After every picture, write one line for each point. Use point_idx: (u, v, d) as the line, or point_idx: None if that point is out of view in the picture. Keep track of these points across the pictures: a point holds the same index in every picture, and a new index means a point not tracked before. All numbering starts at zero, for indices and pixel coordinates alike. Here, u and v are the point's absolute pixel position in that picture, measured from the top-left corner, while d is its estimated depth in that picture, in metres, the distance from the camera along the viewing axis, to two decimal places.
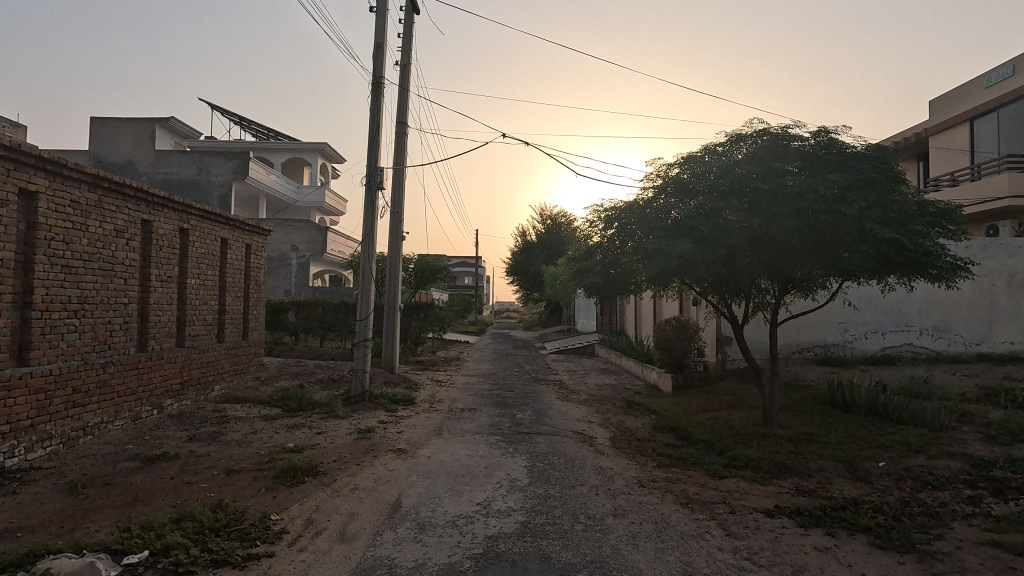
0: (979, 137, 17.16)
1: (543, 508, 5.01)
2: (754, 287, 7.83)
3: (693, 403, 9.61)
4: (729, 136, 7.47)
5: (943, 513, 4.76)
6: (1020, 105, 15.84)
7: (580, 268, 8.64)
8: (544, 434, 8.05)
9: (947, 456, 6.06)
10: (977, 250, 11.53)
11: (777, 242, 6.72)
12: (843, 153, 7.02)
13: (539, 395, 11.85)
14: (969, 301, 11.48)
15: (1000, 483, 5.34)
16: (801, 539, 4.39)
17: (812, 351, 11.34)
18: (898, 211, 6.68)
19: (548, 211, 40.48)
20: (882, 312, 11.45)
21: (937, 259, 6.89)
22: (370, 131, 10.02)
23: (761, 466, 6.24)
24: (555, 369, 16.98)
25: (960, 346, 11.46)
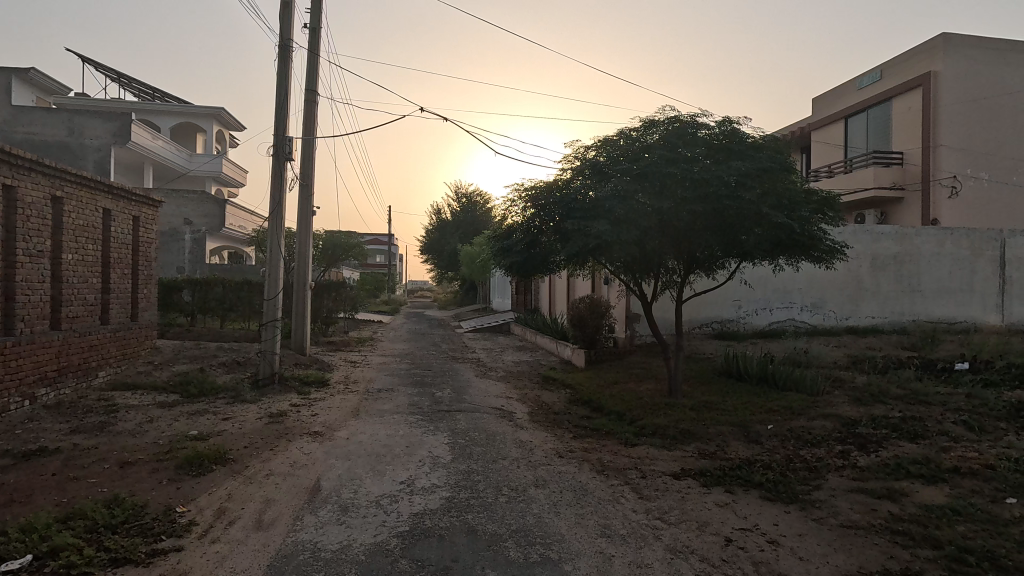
0: (852, 134, 19.11)
1: (467, 483, 5.08)
2: (663, 267, 8.30)
3: (605, 376, 10.12)
4: (643, 122, 7.77)
5: (820, 467, 5.40)
6: (885, 107, 17.85)
7: (500, 247, 8.71)
8: (464, 411, 8.14)
9: (823, 417, 6.85)
10: (848, 236, 12.96)
11: (684, 222, 7.17)
12: (745, 140, 7.49)
13: (457, 373, 11.91)
14: (841, 281, 12.90)
15: (864, 438, 6.12)
16: (704, 497, 4.81)
17: (710, 327, 12.29)
18: (789, 198, 7.32)
19: (463, 189, 40.42)
20: (770, 291, 12.60)
21: (819, 243, 7.66)
22: (276, 97, 9.36)
23: (667, 433, 6.73)
24: (472, 347, 17.08)
25: (833, 320, 12.90)
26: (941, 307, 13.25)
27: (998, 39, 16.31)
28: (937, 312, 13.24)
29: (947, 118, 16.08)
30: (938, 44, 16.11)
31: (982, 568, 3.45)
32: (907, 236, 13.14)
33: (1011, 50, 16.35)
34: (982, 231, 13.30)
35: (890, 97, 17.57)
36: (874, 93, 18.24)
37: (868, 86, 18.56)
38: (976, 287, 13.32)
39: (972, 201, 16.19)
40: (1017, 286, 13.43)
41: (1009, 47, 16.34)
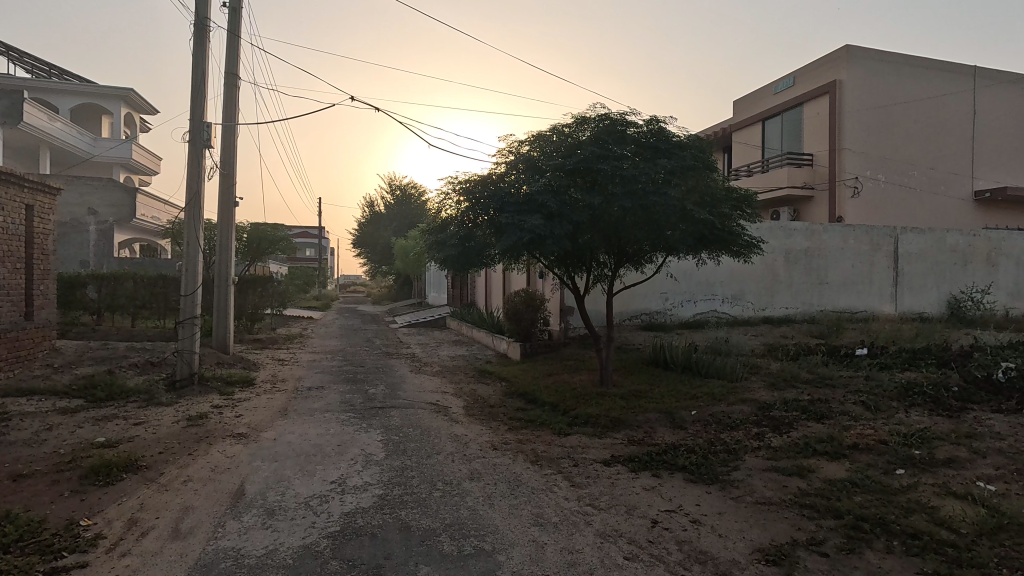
0: (768, 136, 20.36)
1: (400, 479, 5.02)
2: (594, 261, 8.53)
3: (540, 369, 10.30)
4: (575, 118, 7.90)
5: (738, 449, 5.75)
6: (798, 111, 19.11)
7: (434, 240, 8.61)
8: (398, 407, 8.02)
9: (741, 402, 7.30)
10: (764, 231, 13.82)
11: (614, 218, 7.39)
12: (671, 139, 7.77)
13: (391, 368, 11.71)
14: (758, 274, 13.75)
15: (777, 420, 6.57)
16: (633, 481, 5.01)
17: (639, 318, 12.76)
18: (711, 196, 7.69)
19: (396, 181, 39.76)
20: (695, 284, 13.25)
21: (738, 238, 8.11)
22: (192, 79, 8.77)
23: (598, 422, 6.94)
24: (407, 342, 16.83)
25: (751, 311, 13.72)
26: (845, 297, 14.40)
27: (893, 53, 17.87)
28: (842, 303, 14.39)
29: (850, 124, 17.45)
30: (843, 55, 17.44)
31: (875, 534, 3.81)
32: (816, 232, 14.18)
33: (904, 63, 17.98)
34: (879, 229, 14.58)
35: (802, 103, 18.85)
36: (787, 98, 19.49)
37: (783, 91, 19.81)
38: (874, 280, 14.59)
39: (872, 200, 17.67)
40: (908, 278, 14.83)
41: (902, 60, 17.96)
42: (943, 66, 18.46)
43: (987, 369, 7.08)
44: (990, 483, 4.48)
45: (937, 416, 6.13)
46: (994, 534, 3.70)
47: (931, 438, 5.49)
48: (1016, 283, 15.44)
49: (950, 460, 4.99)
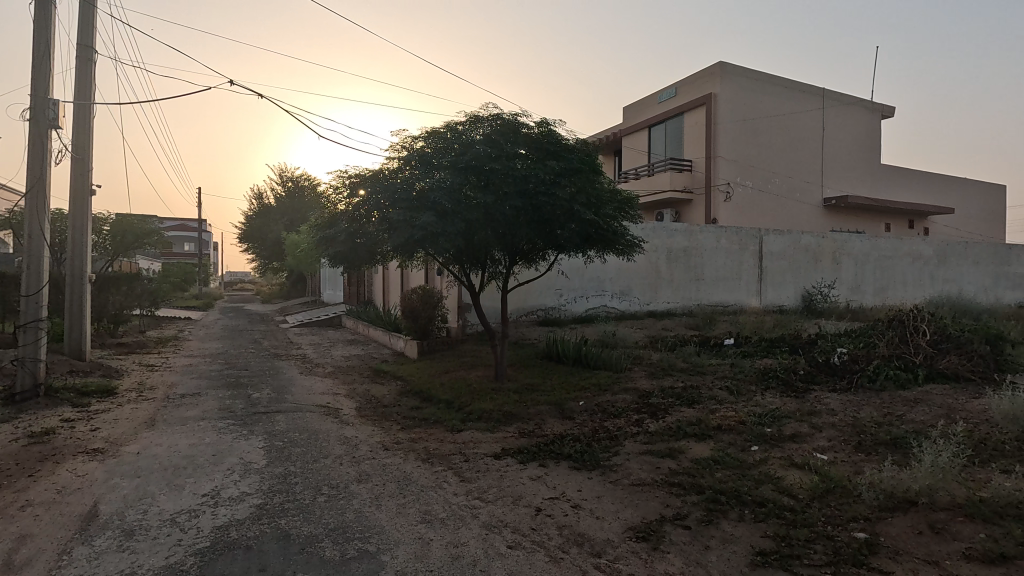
0: (654, 142, 21.78)
1: (282, 487, 4.79)
2: (489, 258, 8.65)
3: (436, 366, 10.28)
4: (468, 117, 7.94)
5: (619, 435, 6.13)
6: (679, 120, 20.62)
7: (323, 236, 8.27)
8: (284, 411, 7.63)
9: (624, 391, 7.79)
10: (649, 231, 14.79)
11: (506, 217, 7.54)
12: (561, 141, 8.07)
13: (278, 371, 11.09)
14: (643, 271, 14.71)
15: (655, 406, 7.09)
16: (521, 472, 5.17)
17: (535, 314, 13.13)
18: (598, 198, 8.10)
19: (288, 172, 37.62)
20: (586, 280, 13.90)
21: (622, 237, 8.62)
22: (34, 51, 7.71)
23: (492, 416, 7.07)
24: (298, 342, 16.02)
25: (637, 306, 14.64)
26: (718, 292, 15.81)
27: (758, 72, 19.83)
28: (716, 297, 15.78)
29: (723, 134, 19.15)
30: (717, 71, 19.07)
31: (730, 505, 4.24)
32: (694, 233, 15.43)
33: (767, 82, 20.03)
34: (747, 230, 16.17)
35: (682, 112, 20.38)
36: (670, 107, 20.97)
37: (666, 100, 21.28)
38: (743, 276, 16.15)
39: (742, 204, 19.53)
40: (771, 274, 16.59)
41: (766, 79, 20.01)
42: (799, 87, 20.81)
43: (827, 354, 8.13)
44: (824, 453, 5.15)
45: (787, 397, 6.93)
46: (823, 496, 4.28)
47: (781, 416, 6.20)
48: (855, 279, 17.85)
49: (794, 435, 5.67)
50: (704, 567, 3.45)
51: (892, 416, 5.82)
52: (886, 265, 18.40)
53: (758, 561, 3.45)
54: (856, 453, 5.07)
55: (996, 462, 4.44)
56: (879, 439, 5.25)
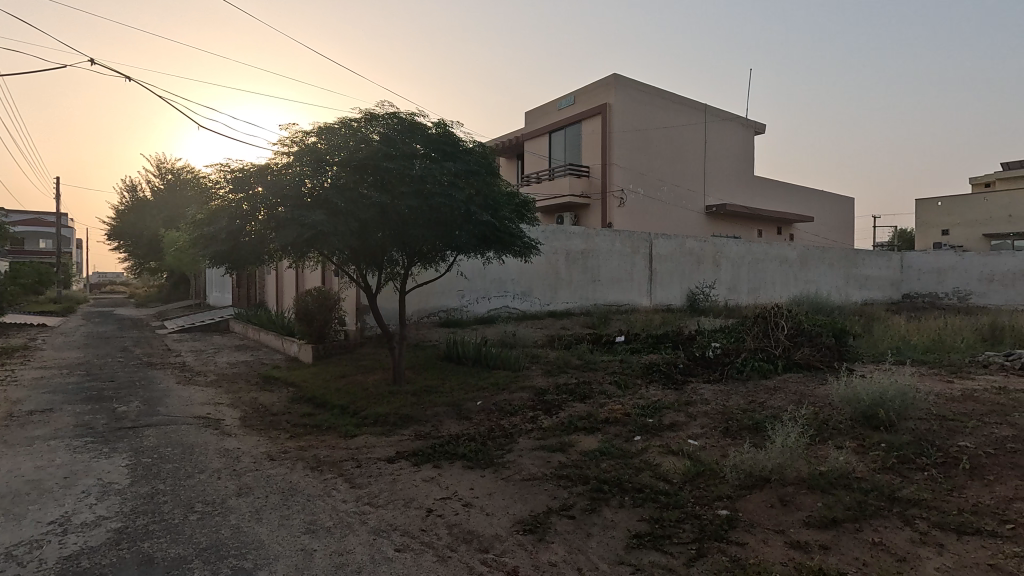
0: (554, 147, 22.47)
1: (148, 507, 4.39)
2: (387, 259, 8.49)
3: (331, 370, 9.89)
4: (363, 114, 7.73)
5: (514, 432, 6.27)
6: (577, 127, 21.46)
7: (202, 233, 7.66)
8: (155, 425, 6.96)
9: (521, 389, 7.97)
10: (549, 234, 15.23)
11: (402, 217, 7.42)
12: (459, 143, 8.11)
13: (152, 381, 10.09)
14: (543, 272, 15.13)
15: (549, 403, 7.33)
16: (414, 475, 5.13)
17: (437, 315, 13.04)
18: (495, 200, 8.24)
19: (167, 164, 34.43)
20: (488, 282, 14.04)
21: (518, 239, 8.85)
22: None
23: (387, 420, 6.93)
24: (176, 349, 14.68)
25: (538, 306, 15.03)
26: (613, 292, 16.63)
27: (648, 86, 21.16)
28: (611, 297, 16.58)
29: (617, 143, 20.20)
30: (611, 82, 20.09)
31: (612, 493, 4.50)
32: (590, 236, 16.11)
33: (657, 95, 21.43)
34: (638, 234, 17.17)
35: (580, 120, 21.20)
36: (569, 114, 21.74)
37: (565, 108, 22.06)
38: (636, 277, 17.13)
39: (634, 209, 20.69)
40: (660, 275, 17.74)
41: (655, 93, 21.39)
42: (684, 102, 22.48)
43: (704, 348, 8.86)
44: (697, 439, 5.62)
45: (668, 389, 7.47)
46: (694, 479, 4.66)
47: (661, 407, 6.68)
48: (732, 280, 19.58)
49: (672, 424, 6.13)
50: (584, 552, 3.63)
51: (755, 403, 6.48)
52: (758, 267, 20.37)
53: (633, 543, 3.68)
54: (723, 438, 5.58)
55: (834, 439, 5.09)
56: (743, 424, 5.82)
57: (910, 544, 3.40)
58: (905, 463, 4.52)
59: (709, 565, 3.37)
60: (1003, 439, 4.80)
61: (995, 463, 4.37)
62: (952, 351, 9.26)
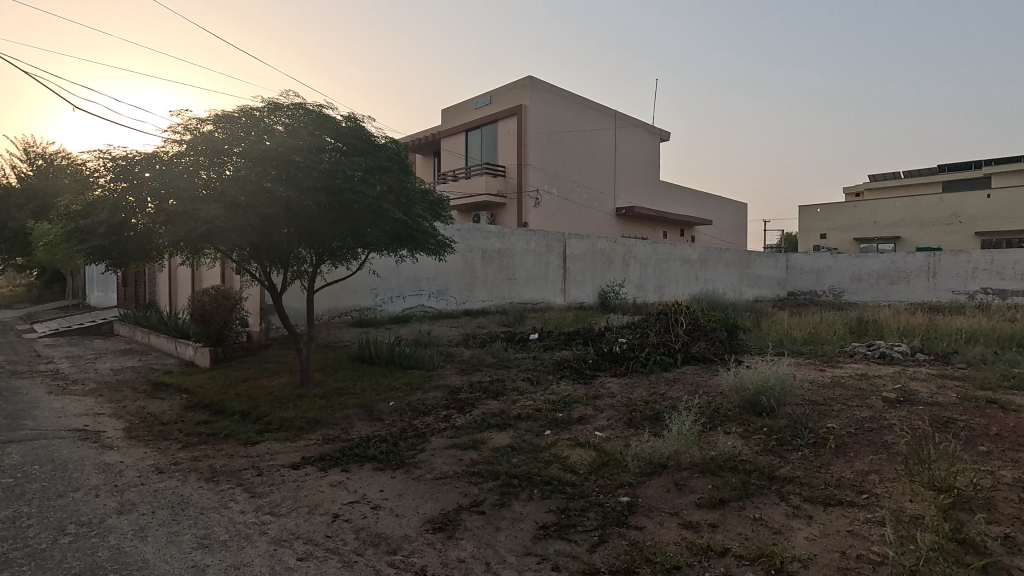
0: (471, 146, 22.48)
1: (8, 533, 3.91)
2: (293, 256, 8.11)
3: (232, 375, 9.30)
4: (267, 103, 7.32)
5: (427, 432, 6.23)
6: (494, 127, 21.59)
7: (78, 226, 6.90)
8: (19, 440, 6.20)
9: (435, 388, 7.93)
10: (465, 233, 15.23)
11: (309, 212, 7.10)
12: (370, 138, 7.91)
13: (16, 392, 8.97)
14: (459, 271, 15.12)
15: (462, 401, 7.34)
16: (320, 480, 4.95)
17: (349, 315, 12.63)
18: (407, 197, 8.12)
19: (37, 148, 30.66)
20: (402, 280, 13.80)
21: (432, 237, 8.81)
22: None
23: (293, 425, 6.64)
24: (48, 355, 13.14)
25: (454, 305, 14.99)
26: (528, 291, 16.93)
27: (562, 90, 21.76)
28: (526, 296, 16.87)
29: (533, 144, 20.57)
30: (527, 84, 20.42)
31: (522, 486, 4.60)
32: (506, 235, 16.31)
33: (570, 99, 22.09)
34: (552, 234, 17.60)
35: (496, 120, 21.36)
36: (485, 114, 21.84)
37: (481, 107, 22.13)
38: (550, 276, 17.55)
39: (549, 209, 21.17)
40: (573, 274, 18.29)
41: (569, 97, 22.03)
42: (596, 107, 23.33)
43: (611, 344, 9.27)
44: (603, 431, 5.87)
45: (578, 384, 7.75)
46: (599, 468, 4.88)
47: (571, 402, 6.91)
48: (640, 279, 20.60)
49: (580, 417, 6.37)
50: (493, 547, 3.68)
51: (657, 395, 6.87)
52: (663, 267, 21.57)
53: (540, 534, 3.79)
54: (627, 428, 5.88)
55: (724, 425, 5.52)
56: (645, 415, 6.17)
57: (785, 517, 3.77)
58: (782, 445, 5.00)
59: (610, 549, 3.54)
60: (862, 420, 5.44)
61: (855, 441, 4.95)
62: (825, 343, 10.35)
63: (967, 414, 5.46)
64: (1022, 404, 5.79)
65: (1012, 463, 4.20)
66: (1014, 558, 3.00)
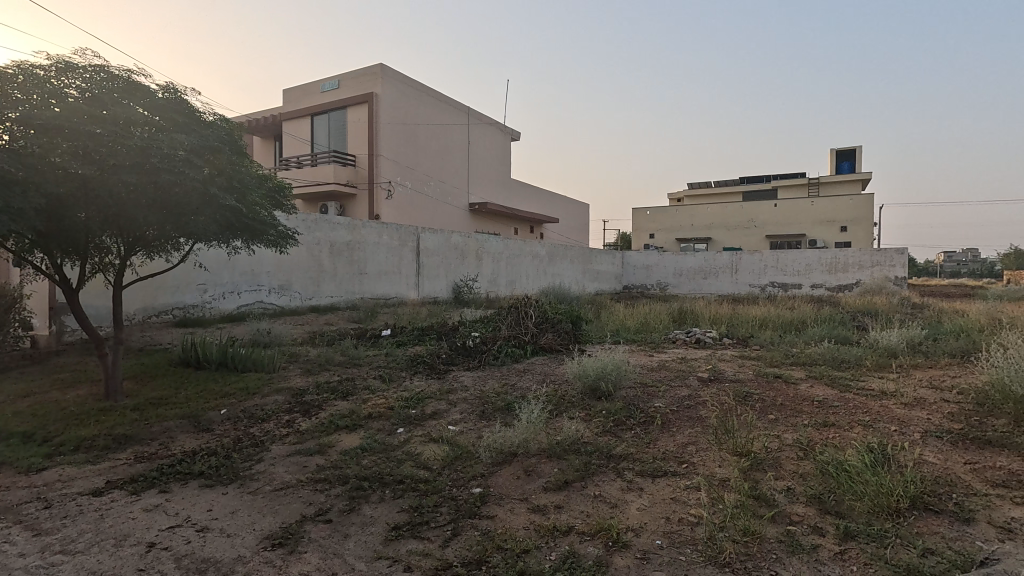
0: (317, 132, 21.10)
1: None
2: (94, 246, 6.89)
3: (8, 389, 7.62)
4: (54, 62, 6.06)
5: (265, 440, 5.71)
6: (342, 113, 20.49)
7: None
8: None
9: (276, 392, 7.31)
10: (311, 224, 14.27)
11: (115, 195, 6.03)
12: (195, 114, 7.00)
13: None
14: (305, 265, 14.14)
15: (307, 404, 6.86)
16: (130, 506, 4.27)
17: (171, 314, 11.12)
18: (242, 182, 7.35)
19: None
20: (236, 274, 12.51)
21: (270, 227, 8.13)
22: None
23: (96, 444, 5.64)
24: None
25: (298, 301, 13.98)
26: (380, 285, 16.40)
27: (415, 81, 21.39)
28: (378, 290, 16.32)
29: (384, 134, 19.93)
30: (378, 72, 19.70)
31: (372, 488, 4.43)
32: (357, 228, 15.61)
33: (423, 92, 21.83)
34: (405, 227, 17.25)
35: (345, 106, 20.30)
36: (333, 99, 20.64)
37: (328, 91, 20.88)
38: (403, 270, 17.17)
39: (402, 202, 20.72)
40: (427, 269, 18.13)
41: (421, 89, 21.75)
42: (449, 102, 23.35)
43: (465, 338, 9.38)
44: (456, 424, 5.90)
45: (431, 379, 7.71)
46: (453, 462, 4.89)
47: (424, 397, 6.84)
48: (492, 274, 21.12)
49: (434, 413, 6.33)
50: (341, 555, 3.49)
51: (508, 386, 7.11)
52: (514, 262, 22.36)
53: (391, 536, 3.68)
54: (479, 420, 5.98)
55: (568, 411, 5.89)
56: (496, 406, 6.34)
57: (620, 492, 4.13)
58: (618, 425, 5.48)
59: (463, 542, 3.56)
60: (682, 398, 6.18)
61: (676, 417, 5.60)
62: (652, 331, 11.59)
63: (759, 388, 6.49)
64: (797, 377, 7.05)
65: (791, 426, 5.08)
66: (793, 506, 3.61)
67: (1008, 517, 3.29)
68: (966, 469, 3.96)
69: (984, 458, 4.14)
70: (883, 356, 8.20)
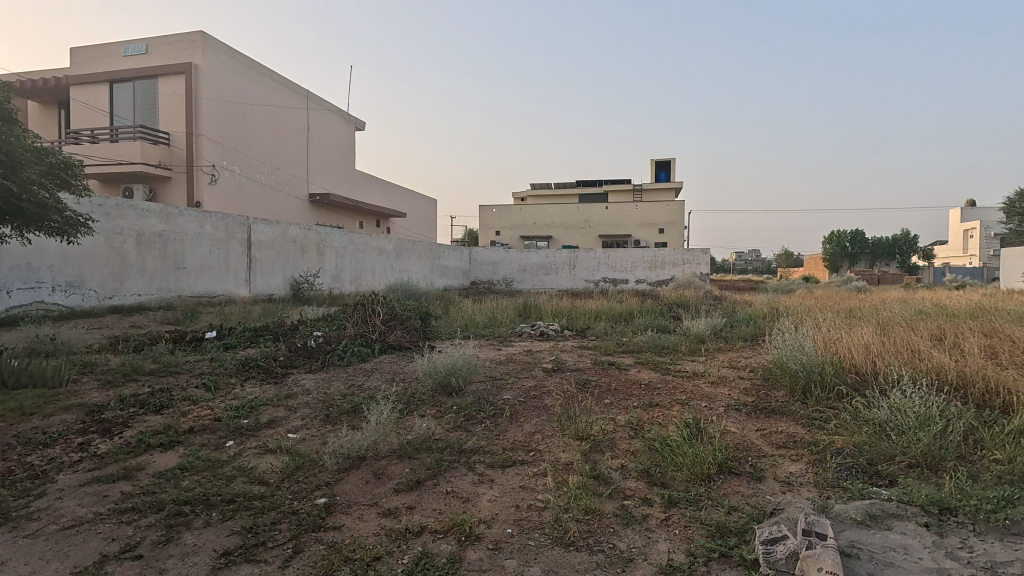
0: (118, 102, 18.01)
1: None
2: None
3: None
4: None
5: (49, 469, 4.71)
6: (151, 83, 17.74)
7: None
8: None
9: (64, 410, 6.08)
10: (111, 210, 12.15)
11: None
12: None
13: None
14: (102, 258, 12.01)
15: (108, 422, 5.81)
16: None
17: None
18: (11, 156, 5.96)
19: None
20: (4, 269, 10.20)
21: (54, 213, 6.74)
22: None
23: None
24: None
25: (93, 300, 11.83)
26: (202, 282, 14.54)
27: (243, 55, 19.31)
28: (199, 287, 14.45)
29: (206, 111, 17.70)
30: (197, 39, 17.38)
31: (195, 513, 3.90)
32: (171, 215, 13.65)
33: (253, 68, 19.81)
34: (233, 217, 15.52)
35: (155, 75, 17.61)
36: (138, 65, 17.76)
37: (132, 55, 17.93)
38: (230, 265, 15.42)
39: (228, 189, 18.65)
40: (259, 264, 16.52)
41: (252, 66, 19.74)
42: (284, 82, 21.51)
43: (305, 338, 8.75)
44: (296, 432, 5.46)
45: (266, 384, 7.03)
46: (293, 473, 4.51)
47: (259, 405, 6.23)
48: (335, 269, 19.99)
49: (270, 421, 5.78)
50: None
51: (354, 387, 6.78)
52: (359, 258, 21.42)
53: (220, 564, 3.27)
54: (322, 426, 5.61)
55: (418, 409, 5.79)
56: (342, 409, 6.00)
57: (471, 486, 4.17)
58: (468, 420, 5.53)
59: (306, 559, 3.30)
60: (529, 389, 6.46)
61: (523, 408, 5.83)
62: (499, 326, 11.95)
63: (596, 375, 7.05)
64: (627, 363, 7.80)
65: (624, 409, 5.59)
66: (626, 481, 3.96)
67: (788, 472, 3.99)
68: (758, 435, 4.71)
69: (770, 424, 4.98)
70: (694, 342, 9.44)
